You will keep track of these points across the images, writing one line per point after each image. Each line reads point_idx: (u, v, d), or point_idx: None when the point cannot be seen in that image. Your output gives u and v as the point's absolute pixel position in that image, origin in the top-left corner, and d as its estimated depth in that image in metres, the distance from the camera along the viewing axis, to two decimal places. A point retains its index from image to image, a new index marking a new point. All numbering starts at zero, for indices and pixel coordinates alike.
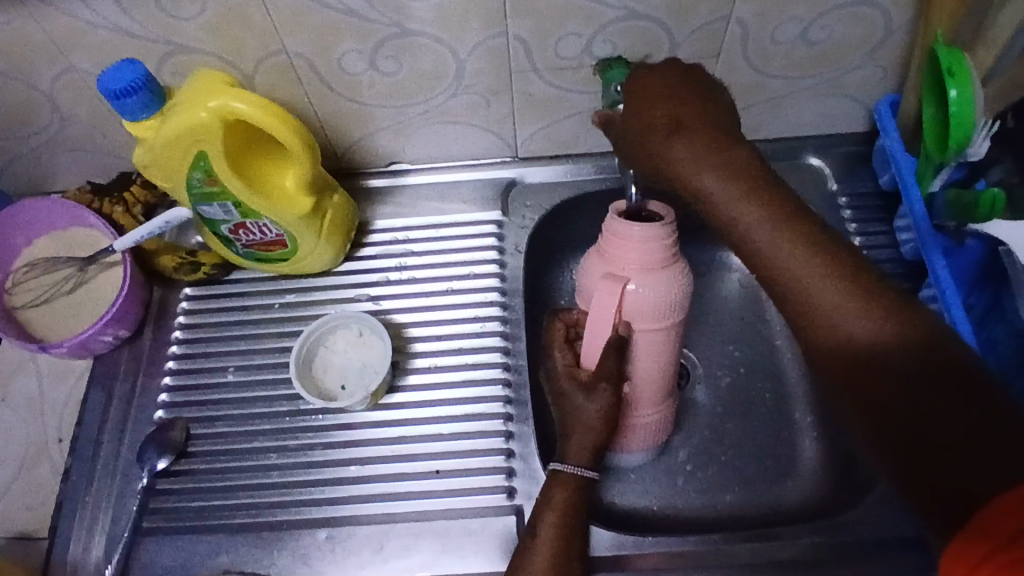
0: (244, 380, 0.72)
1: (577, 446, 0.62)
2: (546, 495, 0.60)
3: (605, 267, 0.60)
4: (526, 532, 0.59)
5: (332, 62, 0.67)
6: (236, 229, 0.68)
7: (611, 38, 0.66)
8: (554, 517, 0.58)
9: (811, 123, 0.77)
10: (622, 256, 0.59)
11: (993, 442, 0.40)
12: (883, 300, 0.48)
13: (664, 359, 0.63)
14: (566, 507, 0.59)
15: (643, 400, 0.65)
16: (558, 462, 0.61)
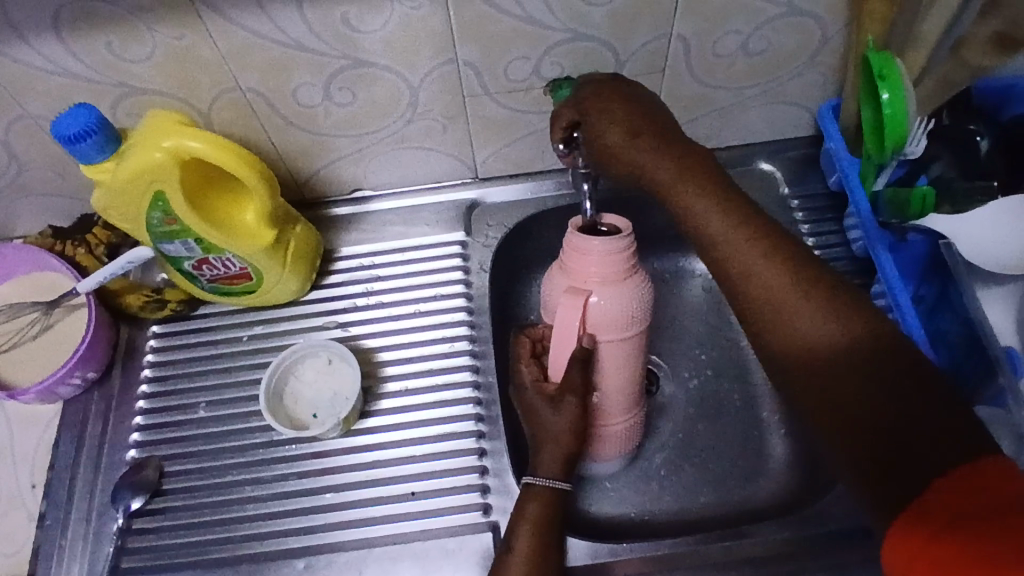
0: (216, 415, 0.72)
1: (547, 458, 0.62)
2: (519, 510, 0.61)
3: (569, 282, 0.61)
4: (502, 547, 0.60)
5: (287, 96, 0.68)
6: (200, 265, 0.69)
7: (558, 60, 0.68)
8: (529, 530, 0.59)
9: (759, 131, 0.79)
10: (583, 269, 0.60)
11: (937, 444, 0.41)
12: (836, 298, 0.49)
13: (631, 368, 0.64)
14: (539, 520, 0.60)
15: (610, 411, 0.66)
16: (530, 476, 0.62)
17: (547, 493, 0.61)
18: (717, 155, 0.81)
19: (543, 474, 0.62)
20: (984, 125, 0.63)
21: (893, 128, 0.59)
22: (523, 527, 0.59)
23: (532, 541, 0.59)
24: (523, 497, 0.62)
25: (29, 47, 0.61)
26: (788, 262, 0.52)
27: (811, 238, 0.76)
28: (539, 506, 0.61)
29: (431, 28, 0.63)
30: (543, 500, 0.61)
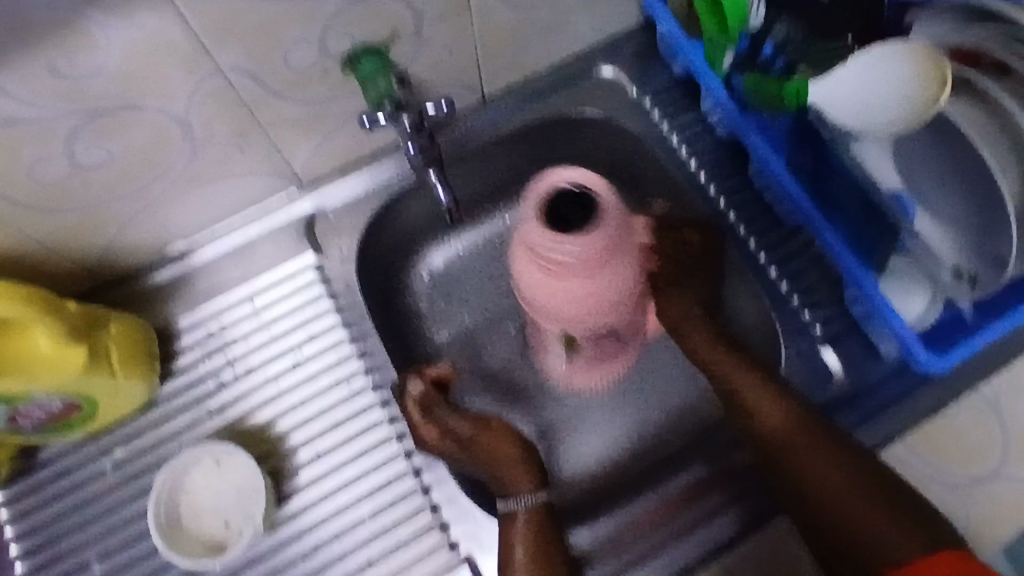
0: (116, 565, 0.61)
1: (517, 479, 0.60)
2: (507, 538, 0.58)
3: (589, 300, 0.65)
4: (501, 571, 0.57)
5: (24, 180, 0.52)
6: (12, 420, 0.56)
7: (344, 32, 0.56)
8: (527, 549, 0.57)
9: (588, 35, 0.71)
10: (554, 308, 0.67)
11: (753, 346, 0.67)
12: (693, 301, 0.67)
13: (567, 290, 0.64)
14: (532, 535, 0.58)
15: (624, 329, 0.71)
16: (509, 502, 0.59)
17: (531, 514, 0.59)
18: (553, 74, 0.73)
19: (517, 497, 0.59)
20: None
21: None
22: (518, 553, 0.57)
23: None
24: (505, 526, 0.59)
25: None
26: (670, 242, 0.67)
27: (676, 136, 0.72)
28: (526, 539, 0.57)
29: (171, 44, 0.49)
30: (530, 519, 0.58)
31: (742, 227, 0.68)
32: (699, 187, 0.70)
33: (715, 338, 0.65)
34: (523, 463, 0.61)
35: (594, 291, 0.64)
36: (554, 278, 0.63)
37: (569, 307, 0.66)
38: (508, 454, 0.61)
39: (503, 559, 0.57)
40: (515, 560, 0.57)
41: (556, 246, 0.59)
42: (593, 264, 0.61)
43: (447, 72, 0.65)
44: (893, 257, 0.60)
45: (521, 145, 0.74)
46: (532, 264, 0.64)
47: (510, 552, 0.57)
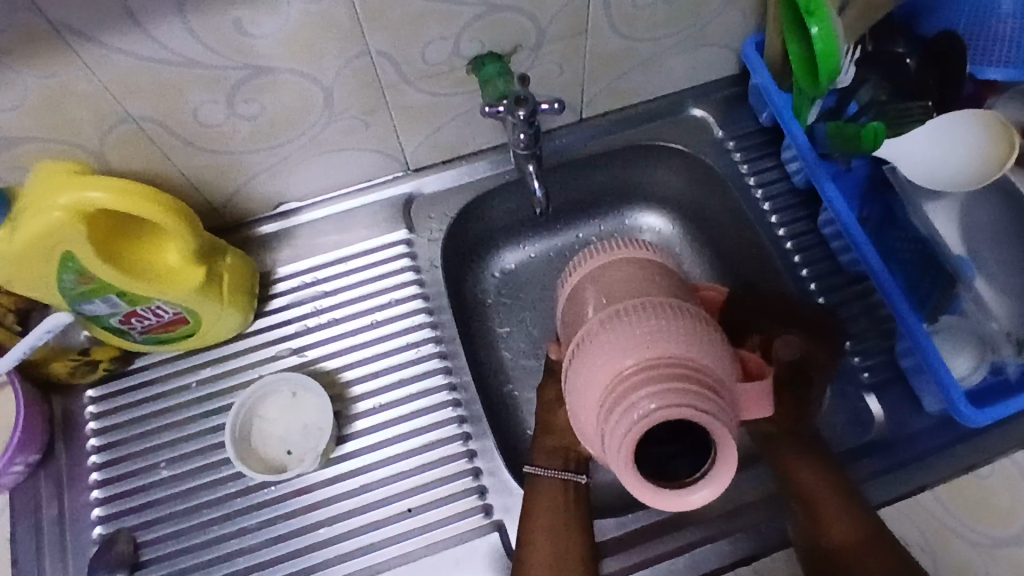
0: (181, 472, 0.67)
1: (551, 455, 0.63)
2: (528, 501, 0.62)
3: (591, 436, 0.47)
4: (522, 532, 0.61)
5: (187, 118, 0.61)
6: (127, 319, 0.63)
7: (476, 37, 0.64)
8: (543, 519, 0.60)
9: (684, 76, 0.77)
10: (581, 387, 0.47)
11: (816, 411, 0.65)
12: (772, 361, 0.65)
13: (591, 407, 0.46)
14: (550, 506, 0.61)
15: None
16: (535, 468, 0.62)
17: (555, 485, 0.61)
18: (646, 107, 0.79)
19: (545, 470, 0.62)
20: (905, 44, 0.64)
21: (829, 61, 0.58)
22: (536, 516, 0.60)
23: (552, 540, 0.59)
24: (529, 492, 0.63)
25: None
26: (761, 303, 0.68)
27: (753, 178, 0.77)
28: (548, 505, 0.61)
29: (335, 22, 0.58)
30: (557, 490, 0.61)
31: (804, 269, 0.73)
32: (768, 227, 0.75)
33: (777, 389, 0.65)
34: (567, 454, 0.63)
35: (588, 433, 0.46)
36: (606, 396, 0.44)
37: (587, 410, 0.46)
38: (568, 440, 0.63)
39: (523, 522, 0.61)
40: (533, 521, 0.60)
41: (648, 388, 0.42)
42: (612, 442, 0.43)
43: (554, 88, 0.73)
44: (943, 316, 0.62)
45: (608, 165, 0.80)
46: (626, 351, 0.45)
47: (530, 514, 0.61)
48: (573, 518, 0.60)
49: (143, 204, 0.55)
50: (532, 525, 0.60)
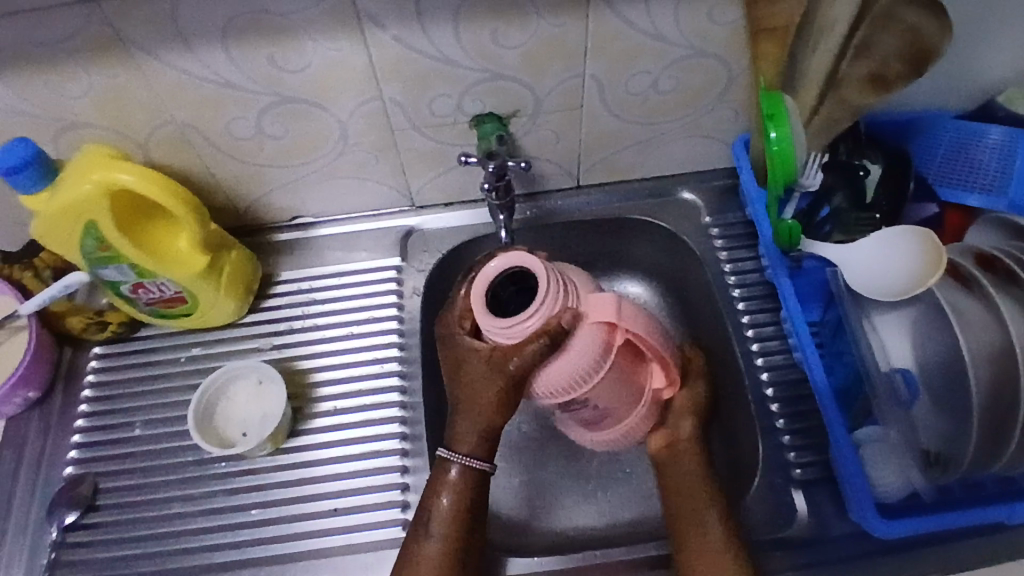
0: (152, 434, 0.75)
1: (462, 436, 0.64)
2: (432, 484, 0.63)
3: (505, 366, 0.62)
4: (418, 512, 0.63)
5: (220, 129, 0.71)
6: (135, 289, 0.72)
7: (478, 97, 0.71)
8: (446, 502, 0.62)
9: (681, 162, 0.82)
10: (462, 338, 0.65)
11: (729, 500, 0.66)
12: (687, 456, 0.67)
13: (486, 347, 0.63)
14: (457, 492, 0.62)
15: (629, 403, 0.68)
16: (446, 452, 0.63)
17: (463, 475, 0.63)
18: (641, 185, 0.84)
19: (459, 452, 0.63)
20: (873, 160, 0.67)
21: (784, 163, 0.61)
22: (442, 498, 0.62)
23: (448, 534, 0.61)
24: (434, 474, 0.64)
25: None
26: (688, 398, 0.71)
27: (729, 265, 0.80)
28: (452, 495, 0.62)
29: (353, 68, 0.67)
30: (461, 478, 0.62)
31: (760, 358, 0.75)
32: (733, 313, 0.77)
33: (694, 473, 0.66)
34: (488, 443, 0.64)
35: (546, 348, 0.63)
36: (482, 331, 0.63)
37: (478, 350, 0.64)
38: (478, 395, 0.63)
39: (425, 503, 0.63)
40: (436, 508, 0.62)
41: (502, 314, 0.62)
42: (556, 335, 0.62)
43: (551, 154, 0.79)
44: (865, 426, 0.66)
45: (598, 231, 0.85)
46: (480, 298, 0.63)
47: (434, 498, 0.62)
48: (475, 510, 0.63)
49: (161, 195, 0.65)
50: (433, 509, 0.62)
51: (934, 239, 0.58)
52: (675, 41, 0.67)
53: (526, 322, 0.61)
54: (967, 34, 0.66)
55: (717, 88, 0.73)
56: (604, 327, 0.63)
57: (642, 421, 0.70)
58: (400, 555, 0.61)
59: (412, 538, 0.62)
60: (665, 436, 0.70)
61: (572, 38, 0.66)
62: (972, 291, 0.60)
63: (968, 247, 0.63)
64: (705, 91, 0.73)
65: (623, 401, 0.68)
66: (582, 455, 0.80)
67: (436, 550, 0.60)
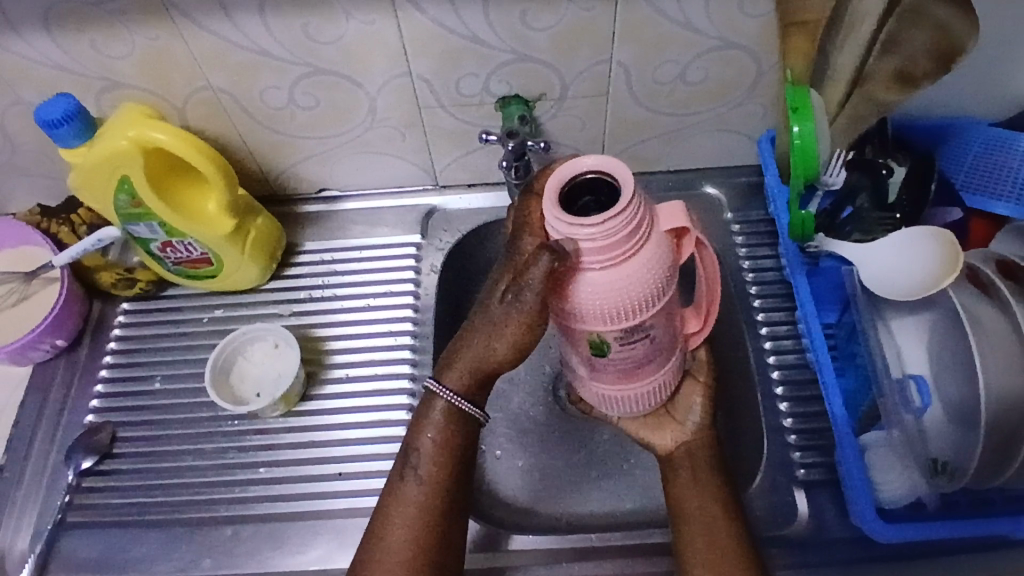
0: (170, 389, 0.77)
1: (455, 367, 0.57)
2: (418, 418, 0.60)
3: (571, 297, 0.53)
4: (405, 448, 0.60)
5: (255, 97, 0.73)
6: (164, 247, 0.75)
7: (506, 78, 0.72)
8: (433, 441, 0.59)
9: (707, 156, 0.82)
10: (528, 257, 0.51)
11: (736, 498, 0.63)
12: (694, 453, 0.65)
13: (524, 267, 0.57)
14: (445, 431, 0.59)
15: (666, 351, 0.61)
16: (434, 384, 0.58)
17: (448, 413, 0.58)
18: (665, 177, 0.84)
19: (444, 386, 0.58)
20: (899, 161, 0.67)
21: (804, 158, 0.61)
22: (427, 435, 0.59)
23: (429, 475, 0.58)
24: (421, 406, 0.60)
25: (17, 36, 0.66)
26: (698, 393, 0.68)
27: (747, 261, 0.80)
28: (437, 432, 0.59)
29: (384, 42, 0.68)
30: (448, 416, 0.58)
31: (772, 356, 0.74)
32: (748, 309, 0.77)
33: (704, 466, 0.63)
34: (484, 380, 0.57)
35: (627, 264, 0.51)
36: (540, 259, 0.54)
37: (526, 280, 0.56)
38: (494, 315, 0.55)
39: (409, 441, 0.59)
40: (421, 445, 0.59)
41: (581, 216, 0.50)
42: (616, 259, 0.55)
43: (576, 140, 0.79)
44: (870, 431, 0.64)
45: None
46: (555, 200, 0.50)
47: (419, 435, 0.59)
48: (461, 454, 0.59)
49: (191, 155, 0.67)
50: (417, 447, 0.59)
51: (951, 239, 0.58)
52: (705, 31, 0.67)
53: (617, 218, 0.48)
54: (1006, 37, 0.64)
55: (746, 80, 0.72)
56: (673, 237, 0.54)
57: (668, 375, 0.64)
58: (381, 498, 0.59)
59: (393, 478, 0.59)
60: (674, 435, 0.67)
61: (601, 23, 0.67)
62: (990, 297, 0.59)
63: (991, 254, 0.61)
64: (734, 83, 0.72)
65: (664, 345, 0.60)
66: (587, 442, 0.80)
67: (418, 492, 0.58)
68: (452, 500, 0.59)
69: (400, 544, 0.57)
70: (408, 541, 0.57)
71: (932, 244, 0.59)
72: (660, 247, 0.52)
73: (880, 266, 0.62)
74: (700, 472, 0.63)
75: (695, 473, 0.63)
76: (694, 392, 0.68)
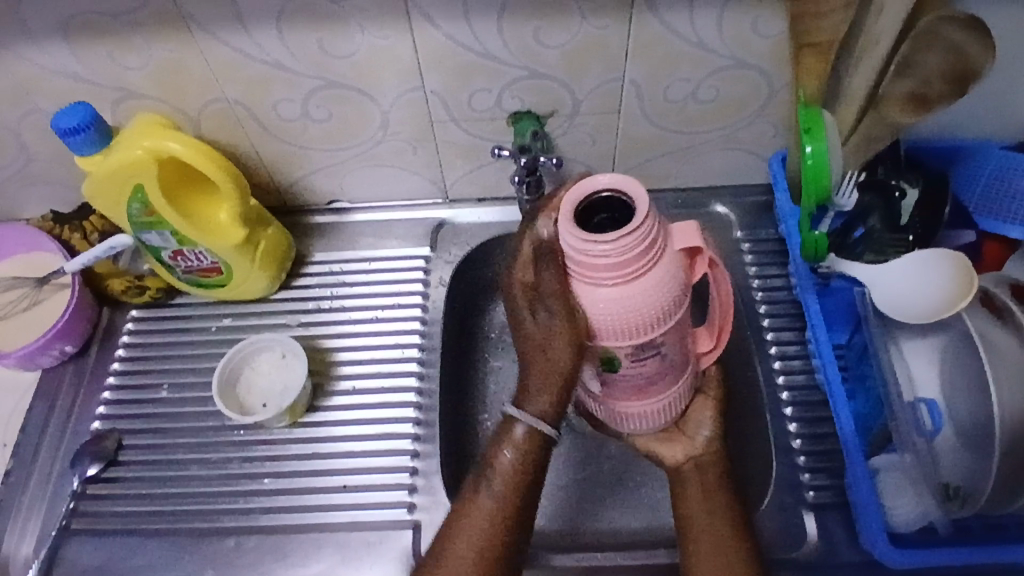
0: (176, 397, 0.77)
1: (534, 394, 0.56)
2: (498, 435, 0.58)
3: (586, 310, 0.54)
4: (480, 463, 0.58)
5: (268, 109, 0.74)
6: (175, 256, 0.75)
7: (518, 94, 0.73)
8: (511, 460, 0.57)
9: (717, 174, 0.82)
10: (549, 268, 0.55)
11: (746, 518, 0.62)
12: (705, 473, 0.64)
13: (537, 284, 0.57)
14: (524, 451, 0.57)
15: (676, 370, 0.61)
16: (514, 411, 0.57)
17: (530, 434, 0.56)
18: (675, 194, 0.84)
19: (524, 413, 0.56)
20: (911, 182, 0.66)
21: (816, 178, 0.61)
22: (506, 453, 0.57)
23: (505, 494, 0.56)
24: (500, 425, 0.58)
25: (35, 46, 0.67)
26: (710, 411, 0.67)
27: (756, 280, 0.79)
28: (516, 452, 0.57)
29: (397, 57, 0.69)
30: (528, 438, 0.56)
31: (780, 376, 0.74)
32: (757, 328, 0.77)
33: (716, 487, 0.62)
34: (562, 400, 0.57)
35: (639, 281, 0.52)
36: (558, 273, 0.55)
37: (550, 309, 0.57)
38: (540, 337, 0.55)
39: (486, 455, 0.58)
40: (500, 461, 0.57)
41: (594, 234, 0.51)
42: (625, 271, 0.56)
43: (587, 156, 0.80)
44: (879, 455, 0.63)
45: None
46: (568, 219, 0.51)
47: (497, 451, 0.57)
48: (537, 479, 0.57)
49: (206, 164, 0.67)
50: (495, 465, 0.57)
51: (967, 265, 0.58)
52: (717, 51, 0.67)
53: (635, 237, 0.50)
54: (1017, 61, 0.64)
55: (758, 100, 0.72)
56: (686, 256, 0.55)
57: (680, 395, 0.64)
58: (449, 509, 0.58)
59: (466, 494, 0.57)
60: (683, 447, 0.66)
61: (614, 41, 0.67)
62: (1003, 321, 0.58)
63: (1003, 276, 0.61)
64: (746, 103, 0.73)
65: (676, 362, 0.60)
66: (594, 459, 0.80)
67: (490, 509, 0.56)
68: (525, 520, 0.57)
69: (466, 567, 0.55)
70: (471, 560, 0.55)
71: (945, 266, 0.58)
72: (674, 265, 0.53)
73: (897, 288, 0.61)
74: (711, 493, 0.62)
75: (707, 493, 0.62)
76: (704, 409, 0.68)
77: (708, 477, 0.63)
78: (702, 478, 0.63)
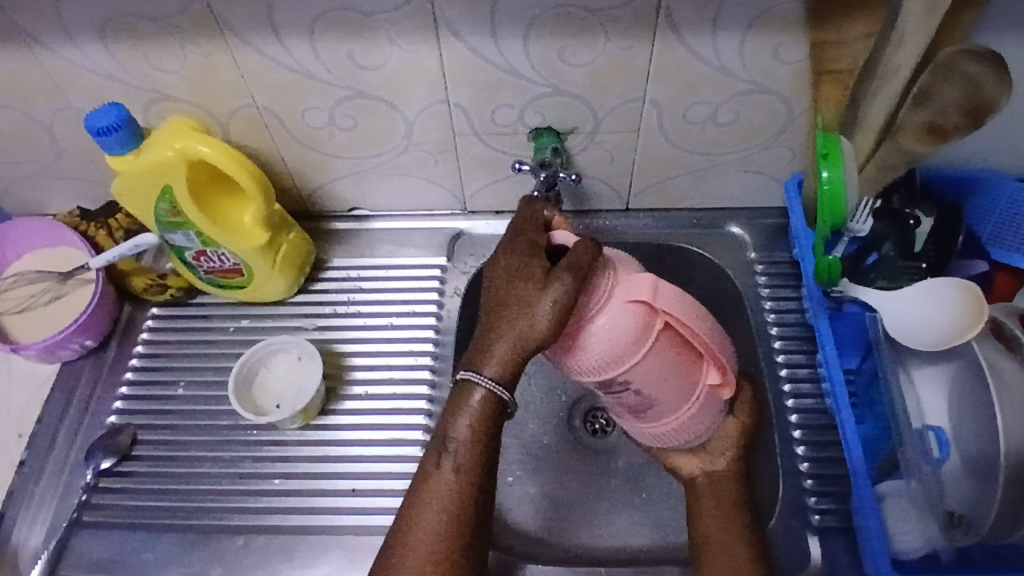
0: (192, 395, 0.79)
1: (490, 354, 0.55)
2: (453, 402, 0.57)
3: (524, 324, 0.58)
4: (436, 436, 0.58)
5: (296, 116, 0.75)
6: (198, 256, 0.77)
7: (540, 110, 0.74)
8: (469, 429, 0.56)
9: (733, 196, 0.83)
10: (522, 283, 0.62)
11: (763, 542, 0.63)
12: (722, 494, 0.64)
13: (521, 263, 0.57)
14: (480, 416, 0.56)
15: (676, 398, 0.59)
16: (468, 371, 0.56)
17: (485, 400, 0.56)
18: (691, 215, 0.85)
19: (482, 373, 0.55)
20: (926, 211, 0.67)
21: (832, 204, 0.62)
22: (461, 420, 0.56)
23: (467, 464, 0.56)
24: (455, 392, 0.57)
25: (75, 47, 0.69)
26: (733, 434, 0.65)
27: (769, 302, 0.80)
28: (472, 420, 0.56)
29: (425, 70, 0.70)
30: (484, 403, 0.56)
31: (790, 399, 0.74)
32: (768, 350, 0.77)
33: (728, 506, 0.63)
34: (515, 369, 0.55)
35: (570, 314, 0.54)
36: None
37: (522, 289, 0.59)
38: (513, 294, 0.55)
39: (443, 425, 0.57)
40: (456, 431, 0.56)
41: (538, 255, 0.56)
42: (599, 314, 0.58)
43: (605, 174, 0.81)
44: (886, 480, 0.64)
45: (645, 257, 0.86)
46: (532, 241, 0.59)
47: (454, 422, 0.57)
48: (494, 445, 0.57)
49: (234, 168, 0.69)
50: (454, 435, 0.57)
51: (977, 293, 0.59)
52: (739, 75, 0.69)
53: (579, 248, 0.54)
54: None
55: (777, 124, 0.73)
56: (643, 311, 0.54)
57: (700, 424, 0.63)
58: (412, 487, 0.57)
59: (426, 467, 0.57)
60: (700, 462, 0.66)
61: (637, 62, 0.68)
62: (1015, 352, 0.59)
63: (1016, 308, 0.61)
64: (765, 127, 0.74)
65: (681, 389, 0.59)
66: (601, 474, 0.80)
67: (452, 482, 0.56)
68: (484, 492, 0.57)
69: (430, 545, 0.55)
70: (437, 536, 0.55)
71: (958, 293, 0.59)
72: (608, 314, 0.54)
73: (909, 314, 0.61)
74: (727, 513, 0.63)
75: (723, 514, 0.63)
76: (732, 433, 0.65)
77: (725, 500, 0.64)
78: (718, 499, 0.64)
